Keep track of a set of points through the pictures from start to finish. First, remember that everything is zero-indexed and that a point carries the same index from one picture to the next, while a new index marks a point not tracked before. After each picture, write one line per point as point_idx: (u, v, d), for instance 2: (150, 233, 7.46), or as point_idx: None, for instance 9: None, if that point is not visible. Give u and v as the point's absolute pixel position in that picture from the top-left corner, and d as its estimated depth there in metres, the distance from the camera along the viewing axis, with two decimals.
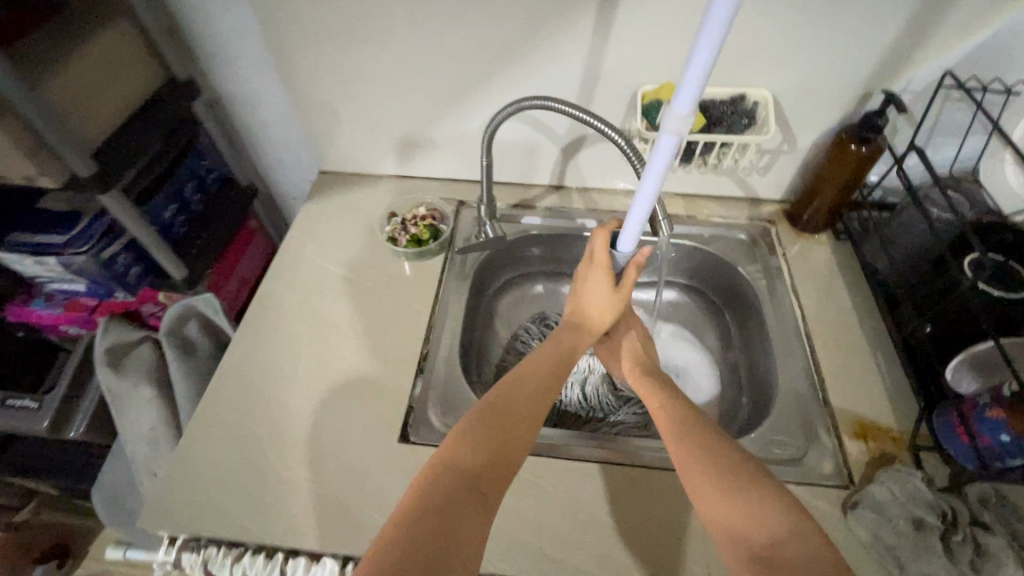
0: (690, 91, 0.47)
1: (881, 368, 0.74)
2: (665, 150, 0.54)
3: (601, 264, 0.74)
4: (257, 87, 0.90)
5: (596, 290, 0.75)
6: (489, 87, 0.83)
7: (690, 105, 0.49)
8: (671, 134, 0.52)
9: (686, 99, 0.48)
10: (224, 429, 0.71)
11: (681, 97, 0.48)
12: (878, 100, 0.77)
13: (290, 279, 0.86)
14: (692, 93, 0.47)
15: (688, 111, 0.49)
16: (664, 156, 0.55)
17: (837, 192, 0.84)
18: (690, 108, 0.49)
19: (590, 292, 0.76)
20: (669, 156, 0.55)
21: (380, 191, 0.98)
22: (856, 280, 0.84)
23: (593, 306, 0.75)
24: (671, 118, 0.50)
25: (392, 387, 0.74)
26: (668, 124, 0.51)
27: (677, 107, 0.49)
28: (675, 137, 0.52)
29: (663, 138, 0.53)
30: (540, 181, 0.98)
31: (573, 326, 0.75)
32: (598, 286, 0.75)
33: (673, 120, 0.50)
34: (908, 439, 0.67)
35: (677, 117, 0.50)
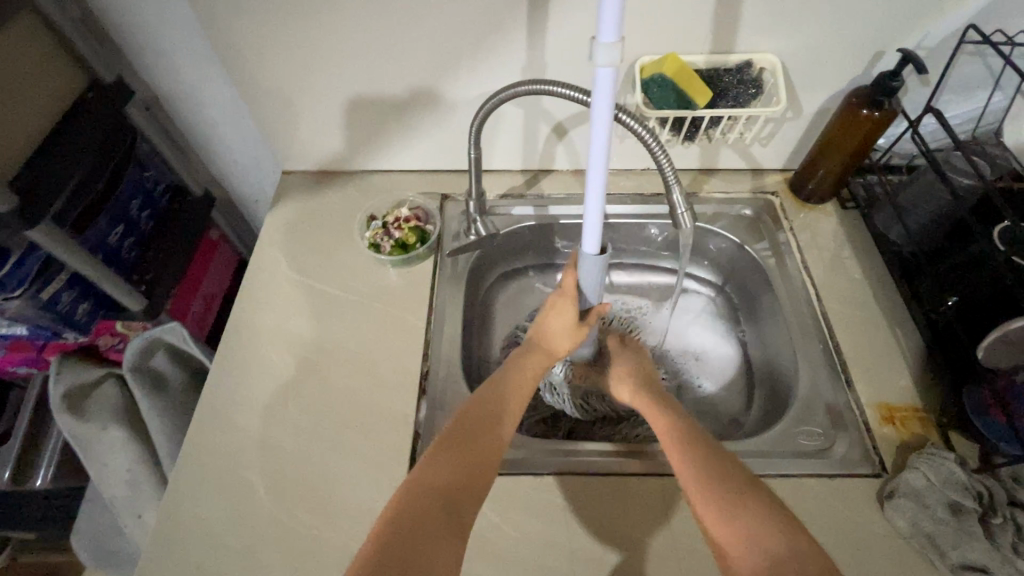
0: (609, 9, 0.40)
1: (901, 344, 0.71)
2: (603, 90, 0.45)
3: (566, 292, 0.62)
4: (201, 81, 0.79)
5: (561, 322, 0.65)
6: (468, 68, 0.74)
7: (615, 27, 0.41)
8: (605, 70, 0.44)
9: (609, 22, 0.41)
10: (212, 478, 0.64)
11: (605, 17, 0.40)
12: (892, 60, 0.72)
13: (265, 300, 0.77)
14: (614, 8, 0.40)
15: (614, 33, 0.41)
16: (603, 101, 0.46)
17: (845, 159, 0.79)
18: (615, 30, 0.41)
19: (556, 321, 0.65)
20: (608, 101, 0.46)
21: (354, 190, 0.89)
22: (868, 251, 0.80)
23: (556, 334, 0.66)
24: (597, 49, 0.42)
25: (395, 413, 0.68)
26: (596, 59, 0.43)
27: (601, 35, 0.41)
28: (610, 69, 0.44)
29: (597, 76, 0.44)
30: (528, 165, 0.90)
31: (531, 349, 0.67)
32: (562, 318, 0.64)
33: (599, 50, 0.42)
34: (935, 418, 0.65)
35: (605, 47, 0.42)
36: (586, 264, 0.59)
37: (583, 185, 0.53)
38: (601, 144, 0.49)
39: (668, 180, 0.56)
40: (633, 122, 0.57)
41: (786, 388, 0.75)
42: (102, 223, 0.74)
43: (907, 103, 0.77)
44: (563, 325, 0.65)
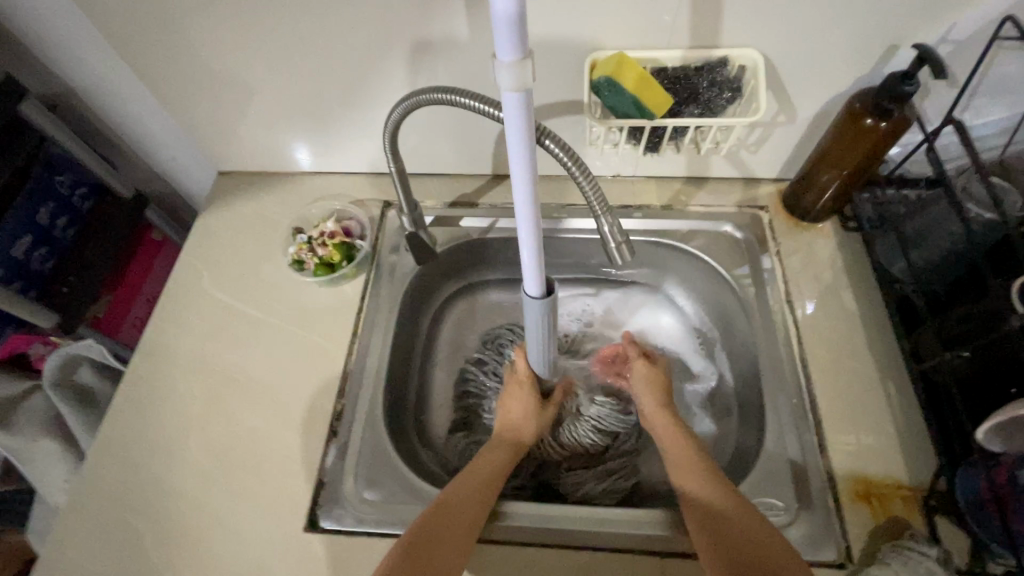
0: (501, 21, 0.28)
1: (891, 404, 0.61)
2: (514, 120, 0.34)
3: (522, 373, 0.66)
4: (111, 78, 0.71)
5: (518, 404, 0.66)
6: (396, 65, 0.64)
7: (515, 43, 0.29)
8: (512, 98, 0.32)
9: (505, 37, 0.29)
10: (98, 521, 0.59)
11: (498, 35, 0.29)
12: (908, 56, 0.58)
13: (180, 320, 0.71)
14: (506, 18, 0.28)
15: (517, 51, 0.30)
16: (517, 134, 0.35)
17: (845, 175, 0.66)
18: (516, 47, 0.29)
19: (513, 407, 0.67)
20: (523, 135, 0.35)
21: (291, 195, 0.81)
22: (866, 285, 0.68)
23: (519, 422, 0.65)
24: (498, 71, 0.31)
25: (300, 458, 0.61)
26: (500, 84, 0.32)
27: (500, 55, 0.30)
28: (520, 96, 0.32)
29: (505, 104, 0.33)
30: (481, 170, 0.80)
31: (500, 443, 0.64)
32: (520, 400, 0.67)
33: (501, 73, 0.31)
34: (922, 499, 0.55)
35: (507, 69, 0.30)
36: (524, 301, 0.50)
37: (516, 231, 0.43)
38: (522, 186, 0.38)
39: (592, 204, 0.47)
40: (551, 144, 0.48)
41: (751, 447, 0.65)
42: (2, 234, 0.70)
43: (927, 108, 0.63)
44: (523, 410, 0.66)
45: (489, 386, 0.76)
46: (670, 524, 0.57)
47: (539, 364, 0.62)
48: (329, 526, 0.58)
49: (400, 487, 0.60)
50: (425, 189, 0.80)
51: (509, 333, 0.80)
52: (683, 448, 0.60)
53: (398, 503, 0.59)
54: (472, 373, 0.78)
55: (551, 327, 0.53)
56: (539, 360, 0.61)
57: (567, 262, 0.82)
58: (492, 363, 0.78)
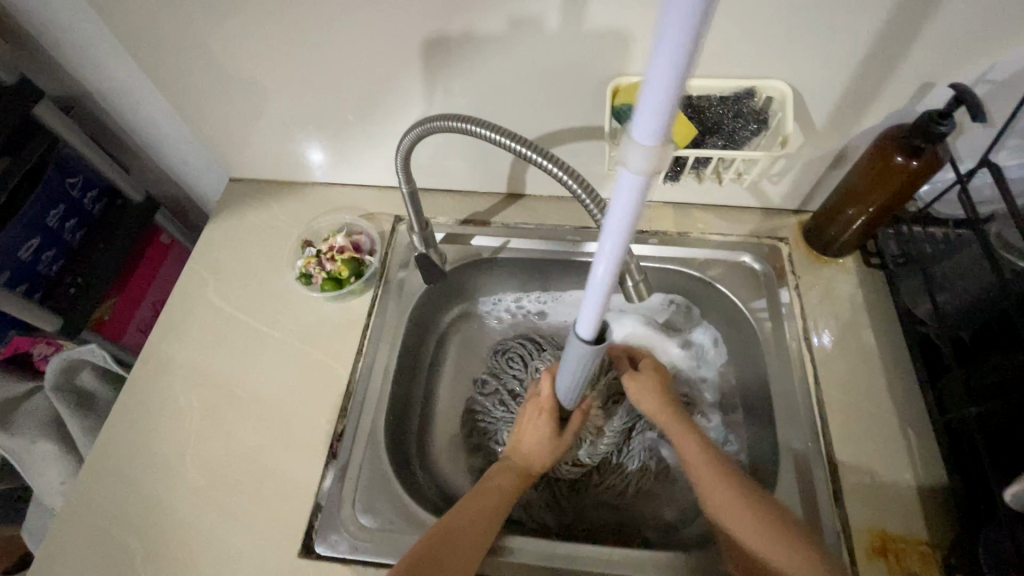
0: (653, 103, 0.24)
1: (911, 452, 0.58)
2: (623, 200, 0.30)
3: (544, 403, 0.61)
4: (127, 82, 0.70)
5: (536, 433, 0.62)
6: (415, 82, 0.64)
7: (659, 130, 0.25)
8: (633, 179, 0.28)
9: (649, 121, 0.25)
10: (89, 535, 0.58)
11: (642, 114, 0.25)
12: (944, 95, 0.56)
13: (184, 329, 0.70)
14: (662, 105, 0.24)
15: (656, 135, 0.26)
16: (622, 215, 0.31)
17: (871, 212, 0.64)
18: (658, 133, 0.25)
19: (529, 435, 0.62)
20: (631, 215, 0.31)
21: (302, 206, 0.80)
22: (887, 325, 0.66)
23: (533, 449, 0.62)
24: (630, 151, 0.27)
25: (299, 479, 0.60)
26: (624, 161, 0.28)
27: (639, 134, 0.26)
28: (640, 180, 0.28)
29: (618, 182, 0.29)
30: (495, 188, 0.79)
31: (508, 466, 0.62)
32: (539, 429, 0.62)
33: (633, 152, 0.27)
34: (942, 557, 0.52)
35: (640, 151, 0.26)
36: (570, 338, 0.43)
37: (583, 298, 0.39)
38: (608, 263, 0.35)
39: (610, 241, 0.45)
40: (554, 168, 0.46)
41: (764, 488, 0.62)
42: (9, 236, 0.70)
43: (959, 146, 0.60)
44: (541, 437, 0.62)
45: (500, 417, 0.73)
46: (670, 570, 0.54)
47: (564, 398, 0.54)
48: (325, 552, 0.56)
49: (398, 515, 0.59)
50: (437, 205, 0.79)
51: (518, 346, 0.78)
52: (745, 518, 0.52)
53: (395, 532, 0.57)
54: (479, 384, 0.76)
55: (590, 362, 0.45)
56: (566, 394, 0.53)
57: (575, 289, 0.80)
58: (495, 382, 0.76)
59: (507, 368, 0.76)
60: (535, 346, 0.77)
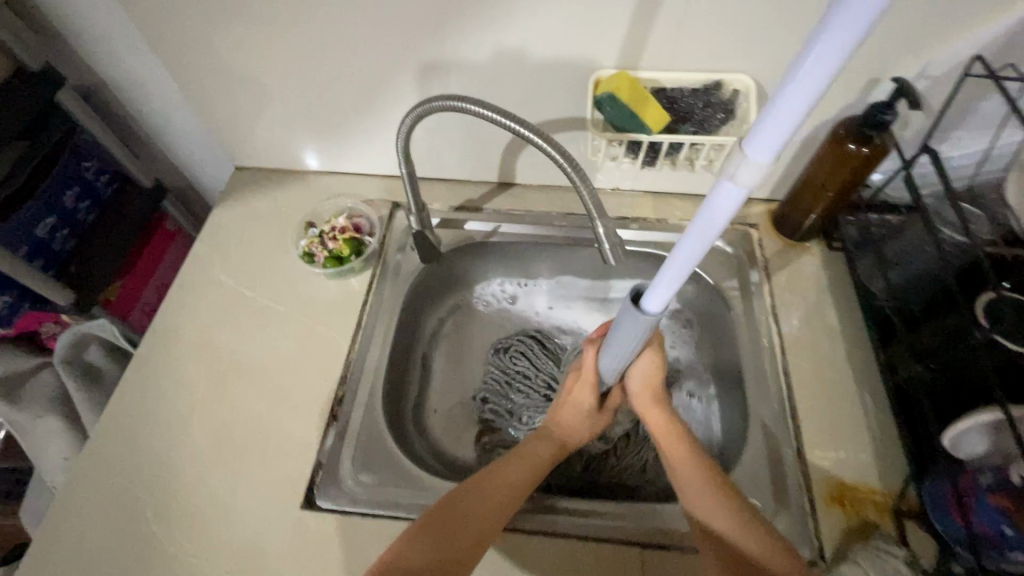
0: (780, 125, 0.24)
1: (866, 413, 0.64)
2: (715, 211, 0.30)
3: (585, 376, 0.59)
4: (142, 73, 0.75)
5: (578, 406, 0.61)
6: (413, 75, 0.69)
7: (777, 148, 0.25)
8: (734, 189, 0.28)
9: (769, 138, 0.25)
10: (101, 492, 0.61)
11: (762, 129, 0.25)
12: (888, 89, 0.63)
13: (192, 304, 0.74)
14: (789, 125, 0.24)
15: (774, 152, 0.26)
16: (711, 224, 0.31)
17: (830, 197, 0.70)
18: (777, 151, 0.25)
19: (568, 409, 0.62)
20: (720, 224, 0.31)
21: (305, 192, 0.85)
22: (846, 301, 0.72)
23: (572, 423, 0.62)
24: (740, 162, 0.27)
25: (302, 439, 0.64)
26: (732, 172, 0.28)
27: (753, 150, 0.26)
28: (742, 191, 0.28)
29: (715, 190, 0.29)
30: (487, 177, 0.84)
31: (544, 438, 0.62)
32: (580, 405, 0.61)
33: (743, 163, 0.27)
34: (892, 504, 0.58)
35: (751, 164, 0.26)
36: (621, 319, 0.43)
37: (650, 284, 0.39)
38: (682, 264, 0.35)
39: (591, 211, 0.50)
40: (550, 149, 0.52)
41: (736, 449, 0.67)
42: (26, 213, 0.73)
43: (903, 137, 0.67)
44: (580, 411, 0.61)
45: (513, 403, 0.76)
46: (645, 517, 0.59)
47: (609, 373, 0.54)
48: (325, 505, 0.60)
49: (395, 472, 0.63)
50: (432, 193, 0.84)
51: (519, 343, 0.81)
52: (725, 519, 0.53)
53: (392, 487, 0.61)
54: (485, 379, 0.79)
55: (643, 341, 0.45)
56: (612, 369, 0.53)
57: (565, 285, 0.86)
58: (500, 373, 0.79)
59: (513, 363, 0.79)
60: (536, 343, 0.81)
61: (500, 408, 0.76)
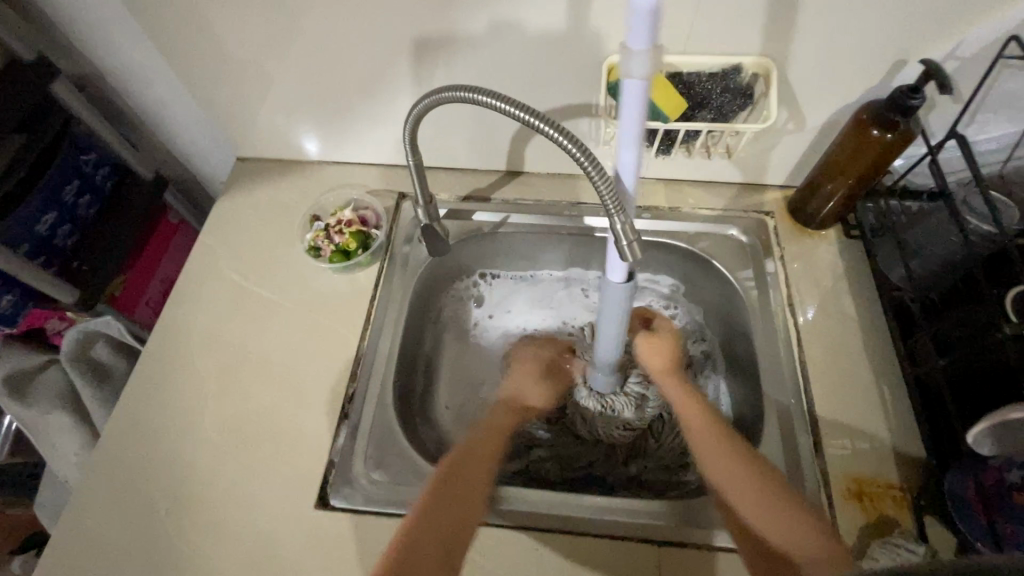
0: (639, 12, 0.33)
1: (886, 407, 0.62)
2: (630, 108, 0.38)
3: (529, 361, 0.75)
4: (139, 61, 0.72)
5: (530, 381, 0.74)
6: (418, 61, 0.67)
7: (648, 34, 0.34)
8: (635, 83, 0.37)
9: (640, 26, 0.34)
10: (113, 491, 0.61)
11: (634, 25, 0.34)
12: (915, 70, 0.60)
13: (197, 300, 0.73)
14: (646, 12, 0.33)
15: (646, 38, 0.34)
16: (631, 123, 0.39)
17: (850, 184, 0.68)
18: (648, 35, 0.34)
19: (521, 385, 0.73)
20: (637, 122, 0.39)
21: (308, 183, 0.83)
22: (865, 292, 0.70)
23: (525, 393, 0.73)
24: (628, 57, 0.35)
25: (312, 437, 0.63)
26: (627, 72, 0.36)
27: (632, 44, 0.35)
28: (642, 83, 0.36)
29: (624, 90, 0.37)
30: (494, 166, 0.82)
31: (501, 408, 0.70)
32: (528, 380, 0.74)
33: (630, 58, 0.35)
34: (912, 499, 0.57)
35: (637, 53, 0.35)
36: (604, 296, 0.52)
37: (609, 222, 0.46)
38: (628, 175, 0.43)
39: (605, 202, 0.42)
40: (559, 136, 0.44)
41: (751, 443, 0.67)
42: (26, 209, 0.72)
43: (931, 121, 0.65)
44: (528, 386, 0.73)
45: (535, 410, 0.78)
46: (665, 515, 0.58)
47: (603, 356, 0.62)
48: (339, 505, 0.59)
49: (407, 470, 0.62)
50: (438, 182, 0.82)
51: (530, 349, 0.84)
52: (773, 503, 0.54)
53: (403, 484, 0.61)
54: None
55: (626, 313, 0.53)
56: (605, 352, 0.61)
57: (565, 285, 0.86)
58: None
59: None
60: (544, 343, 0.84)
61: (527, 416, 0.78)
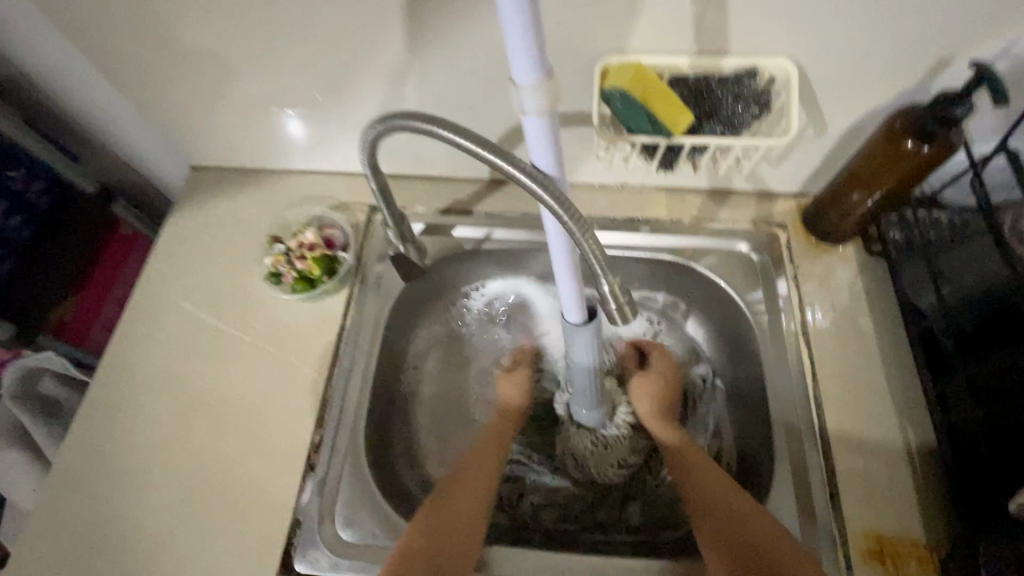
0: (516, 44, 0.29)
1: (909, 451, 0.56)
2: (537, 143, 0.34)
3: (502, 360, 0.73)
4: (63, 63, 0.63)
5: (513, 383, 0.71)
6: (382, 59, 0.58)
7: (532, 62, 0.30)
8: (534, 120, 0.33)
9: (522, 60, 0.30)
10: (53, 557, 0.55)
11: (513, 60, 0.30)
12: (961, 71, 0.51)
13: (146, 334, 0.66)
14: (522, 43, 0.29)
15: (531, 71, 0.31)
16: (544, 155, 0.35)
17: (877, 198, 0.60)
18: (533, 66, 0.30)
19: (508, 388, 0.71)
20: (550, 154, 0.35)
21: (269, 195, 0.75)
22: (886, 317, 0.63)
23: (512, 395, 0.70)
24: (518, 95, 0.32)
25: (275, 492, 0.57)
26: (522, 109, 0.32)
27: (518, 78, 0.31)
28: (541, 119, 0.33)
29: (527, 126, 0.33)
30: (476, 175, 0.73)
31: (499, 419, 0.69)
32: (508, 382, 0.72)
33: (522, 98, 0.32)
34: (938, 559, 0.51)
35: (527, 89, 0.31)
36: (574, 341, 0.50)
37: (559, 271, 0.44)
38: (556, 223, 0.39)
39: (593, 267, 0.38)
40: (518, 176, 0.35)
41: (759, 487, 0.61)
42: None
43: (973, 126, 0.57)
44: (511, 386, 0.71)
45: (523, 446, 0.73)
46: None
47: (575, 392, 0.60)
48: (305, 570, 0.54)
49: (381, 527, 0.56)
50: (414, 192, 0.74)
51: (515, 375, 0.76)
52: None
53: (377, 545, 0.55)
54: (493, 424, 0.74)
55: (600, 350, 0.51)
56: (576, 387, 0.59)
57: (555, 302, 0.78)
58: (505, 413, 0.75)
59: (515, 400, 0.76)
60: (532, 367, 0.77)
61: (522, 454, 0.73)
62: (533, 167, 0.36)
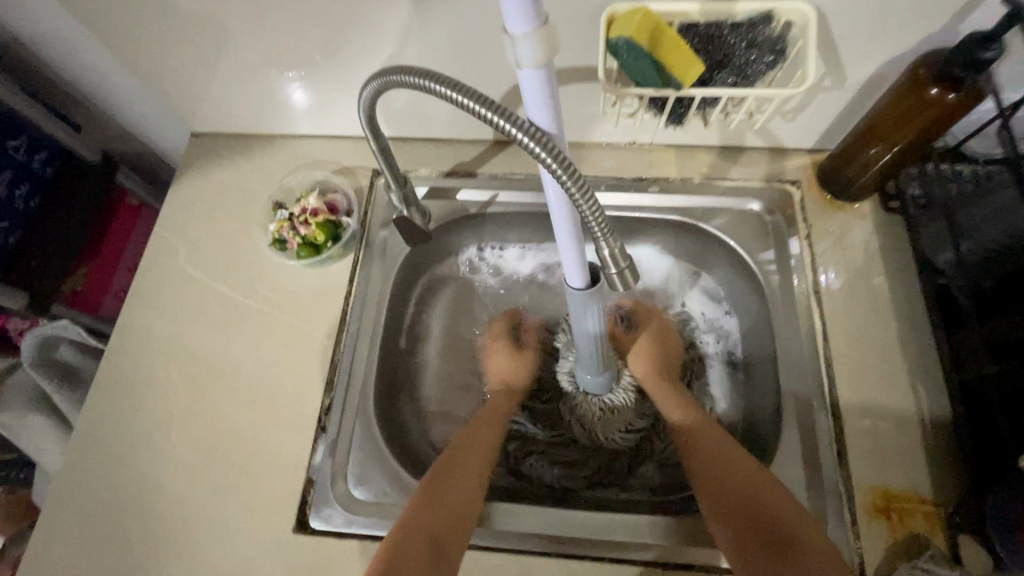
0: None
1: (920, 410, 0.56)
2: (532, 97, 0.33)
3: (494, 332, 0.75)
4: (55, 28, 0.62)
5: (501, 357, 0.73)
6: (379, 16, 0.55)
7: (525, 11, 0.28)
8: (530, 73, 0.31)
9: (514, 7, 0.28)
10: (80, 514, 0.58)
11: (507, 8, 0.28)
12: (995, 11, 0.48)
13: (156, 302, 0.67)
14: None
15: (524, 21, 0.29)
16: (542, 111, 0.34)
17: (897, 151, 0.57)
18: (529, 15, 0.28)
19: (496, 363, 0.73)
20: (547, 110, 0.34)
21: (271, 161, 0.74)
22: (901, 276, 0.62)
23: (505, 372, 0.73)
24: (514, 47, 0.30)
25: (287, 453, 0.59)
26: (518, 61, 0.31)
27: (511, 27, 0.29)
28: (539, 70, 0.31)
29: (522, 78, 0.32)
30: (480, 136, 0.72)
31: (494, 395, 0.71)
32: (499, 356, 0.73)
33: (517, 48, 0.30)
34: (945, 515, 0.51)
35: (522, 40, 0.29)
36: (571, 302, 0.49)
37: (559, 233, 0.43)
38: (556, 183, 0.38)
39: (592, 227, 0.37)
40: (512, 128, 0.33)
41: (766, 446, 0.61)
42: None
43: (1004, 72, 0.54)
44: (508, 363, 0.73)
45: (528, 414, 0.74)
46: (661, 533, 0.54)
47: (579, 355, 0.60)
48: (319, 527, 0.55)
49: (392, 486, 0.58)
50: (417, 155, 0.72)
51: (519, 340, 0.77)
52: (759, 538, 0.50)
53: (388, 503, 0.57)
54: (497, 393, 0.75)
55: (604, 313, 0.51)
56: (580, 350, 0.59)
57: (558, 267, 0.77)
58: None
59: None
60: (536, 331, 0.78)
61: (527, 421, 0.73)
62: (531, 123, 0.34)
